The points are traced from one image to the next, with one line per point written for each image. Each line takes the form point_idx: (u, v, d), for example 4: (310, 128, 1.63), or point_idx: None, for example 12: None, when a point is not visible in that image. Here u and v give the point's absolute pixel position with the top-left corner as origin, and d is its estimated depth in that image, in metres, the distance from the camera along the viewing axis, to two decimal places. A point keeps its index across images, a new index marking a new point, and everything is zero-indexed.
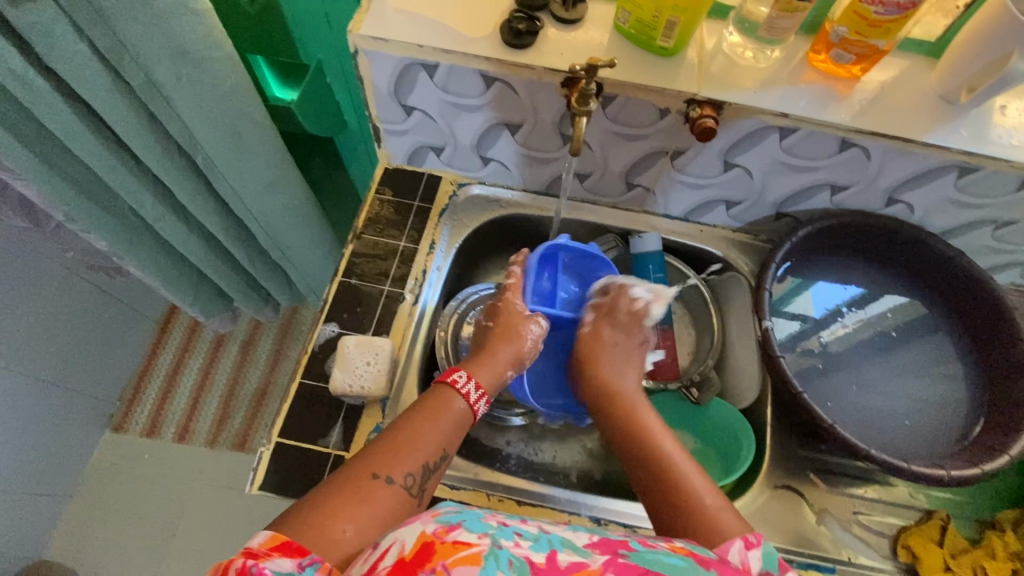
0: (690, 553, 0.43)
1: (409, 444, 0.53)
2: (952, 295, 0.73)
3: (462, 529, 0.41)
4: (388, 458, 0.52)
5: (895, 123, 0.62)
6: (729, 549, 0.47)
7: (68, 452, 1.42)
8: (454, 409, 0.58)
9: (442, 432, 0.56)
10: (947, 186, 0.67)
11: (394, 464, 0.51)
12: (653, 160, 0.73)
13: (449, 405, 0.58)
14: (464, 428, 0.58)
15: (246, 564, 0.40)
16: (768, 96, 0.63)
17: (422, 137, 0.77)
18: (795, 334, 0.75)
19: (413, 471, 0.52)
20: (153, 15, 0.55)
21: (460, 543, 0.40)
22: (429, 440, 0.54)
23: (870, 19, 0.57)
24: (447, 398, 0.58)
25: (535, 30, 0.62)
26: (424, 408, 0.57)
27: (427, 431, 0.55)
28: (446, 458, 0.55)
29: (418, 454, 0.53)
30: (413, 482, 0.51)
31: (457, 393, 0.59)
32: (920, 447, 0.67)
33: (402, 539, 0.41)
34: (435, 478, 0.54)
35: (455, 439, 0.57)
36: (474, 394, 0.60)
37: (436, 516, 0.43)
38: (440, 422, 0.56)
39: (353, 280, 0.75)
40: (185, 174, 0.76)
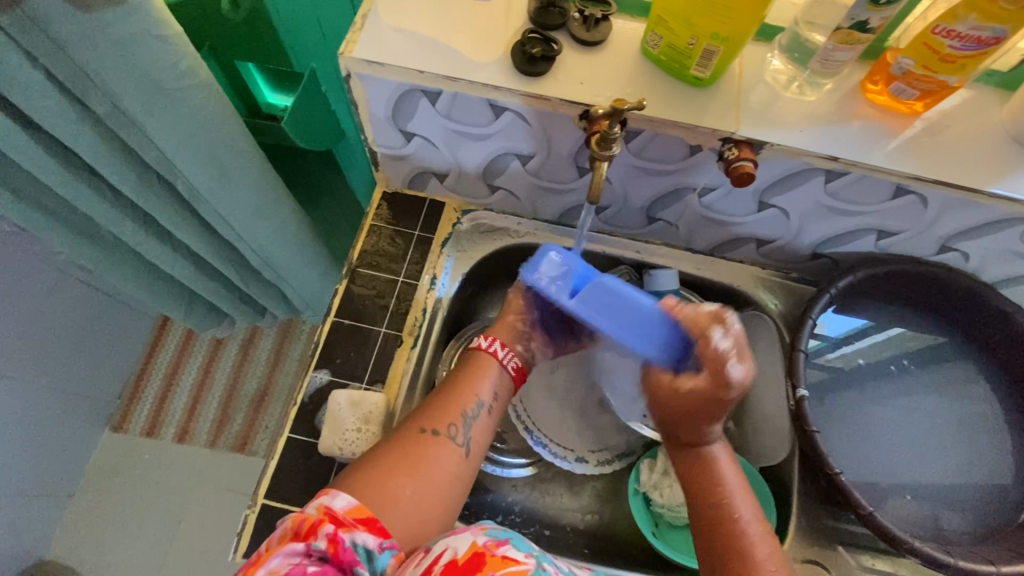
0: None
1: (450, 399, 0.56)
2: (1001, 352, 0.66)
3: (510, 545, 0.44)
4: (435, 413, 0.55)
5: (959, 169, 0.55)
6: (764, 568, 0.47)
7: (67, 454, 1.39)
8: (495, 376, 0.59)
9: (483, 386, 0.58)
10: (1009, 238, 0.60)
11: (437, 419, 0.55)
12: (680, 196, 0.66)
13: (484, 363, 0.60)
14: (504, 381, 0.60)
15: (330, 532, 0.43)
16: (816, 136, 0.55)
17: (423, 163, 0.70)
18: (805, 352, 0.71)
19: (455, 422, 0.55)
20: (117, 43, 0.49)
21: (508, 558, 0.42)
22: (469, 394, 0.57)
23: (943, 53, 0.49)
24: (480, 358, 0.60)
25: (551, 55, 0.55)
26: (461, 368, 0.59)
27: (466, 384, 0.58)
28: (488, 406, 0.57)
29: (456, 406, 0.56)
30: (458, 432, 0.55)
31: (491, 356, 0.60)
32: (964, 524, 0.62)
33: (452, 546, 0.43)
34: (482, 429, 0.57)
35: (494, 391, 0.59)
36: (489, 345, 0.61)
37: (485, 529, 0.45)
38: (482, 379, 0.58)
39: (347, 320, 0.70)
40: (166, 199, 0.70)
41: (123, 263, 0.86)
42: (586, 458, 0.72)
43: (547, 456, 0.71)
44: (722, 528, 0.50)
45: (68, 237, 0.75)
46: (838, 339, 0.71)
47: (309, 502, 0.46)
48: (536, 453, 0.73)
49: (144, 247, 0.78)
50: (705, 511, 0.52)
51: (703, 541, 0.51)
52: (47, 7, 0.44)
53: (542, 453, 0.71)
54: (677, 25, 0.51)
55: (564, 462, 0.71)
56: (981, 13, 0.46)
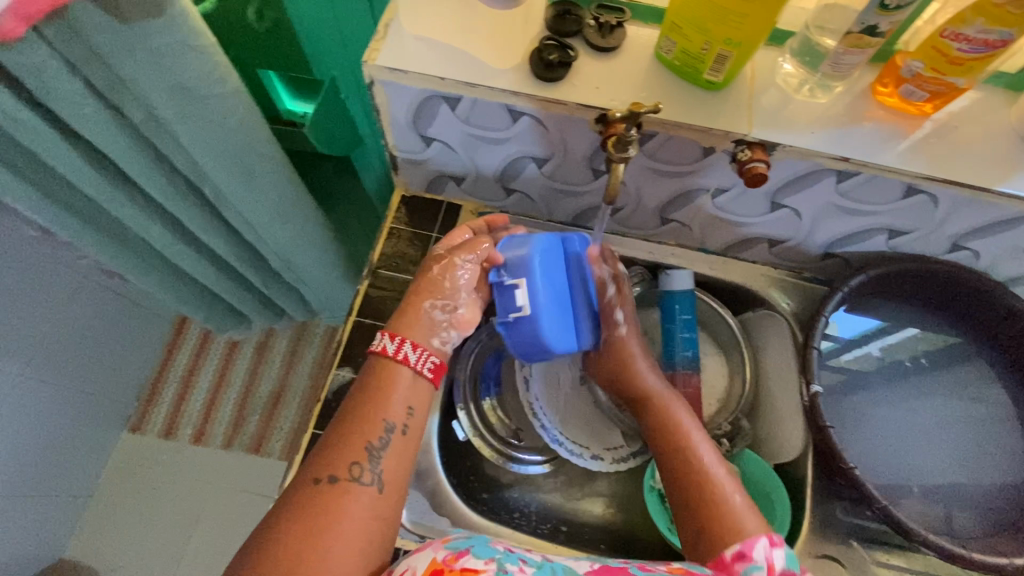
0: (687, 571, 0.50)
1: (355, 431, 0.53)
2: (1011, 349, 0.67)
3: (470, 555, 0.47)
4: (332, 458, 0.51)
5: (969, 169, 0.56)
6: (755, 546, 0.51)
7: (87, 454, 1.42)
8: (409, 385, 0.56)
9: (389, 408, 0.54)
10: (1019, 236, 0.61)
11: (335, 464, 0.50)
12: (693, 197, 0.67)
13: (392, 374, 0.56)
14: (420, 390, 0.57)
15: None
16: (828, 138, 0.57)
17: (441, 166, 0.72)
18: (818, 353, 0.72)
19: (360, 461, 0.51)
20: (153, 53, 0.51)
21: (468, 570, 0.46)
22: (374, 420, 0.54)
23: (952, 56, 0.50)
24: (388, 369, 0.56)
25: (568, 61, 0.56)
26: (367, 386, 0.56)
27: (371, 410, 0.54)
28: (397, 428, 0.54)
29: (361, 437, 0.52)
30: (364, 471, 0.51)
31: (398, 363, 0.57)
32: (978, 519, 0.62)
33: (413, 564, 0.47)
34: (395, 455, 0.53)
35: (407, 405, 0.55)
36: (396, 349, 0.57)
37: (447, 543, 0.49)
38: (389, 396, 0.55)
39: (368, 320, 0.72)
40: (192, 203, 0.72)
41: (149, 265, 0.88)
42: (600, 455, 0.73)
43: (563, 453, 0.72)
44: (710, 503, 0.55)
45: (97, 240, 0.77)
46: (851, 340, 0.72)
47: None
48: (551, 450, 0.74)
49: (169, 249, 0.81)
50: (686, 496, 0.57)
51: (690, 521, 0.56)
52: (88, 19, 0.47)
53: (558, 451, 0.72)
54: (691, 31, 0.53)
55: (579, 459, 0.72)
56: (988, 17, 0.47)
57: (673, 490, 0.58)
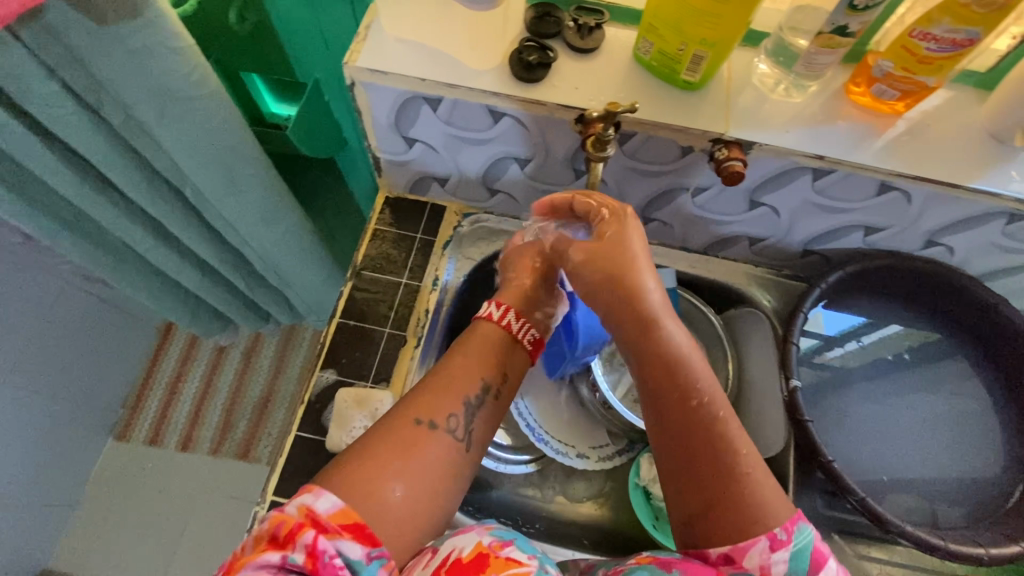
0: (654, 560, 0.45)
1: (454, 382, 0.52)
2: (987, 342, 0.69)
3: (514, 547, 0.45)
4: (431, 402, 0.50)
5: (940, 166, 0.57)
6: (752, 550, 0.44)
7: (71, 463, 1.40)
8: (507, 349, 0.56)
9: (489, 367, 0.54)
10: (992, 231, 0.62)
11: (435, 408, 0.50)
12: (674, 196, 0.68)
13: (490, 338, 0.56)
14: (516, 357, 0.57)
15: (316, 541, 0.39)
16: (803, 136, 0.58)
17: (425, 167, 0.72)
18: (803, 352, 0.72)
19: (456, 414, 0.50)
20: (132, 54, 0.51)
21: (512, 561, 0.43)
22: (472, 375, 0.53)
23: (921, 55, 0.51)
24: (489, 330, 0.57)
25: (547, 62, 0.57)
26: (472, 342, 0.56)
27: (472, 364, 0.54)
28: (491, 391, 0.54)
29: (458, 391, 0.52)
30: (458, 426, 0.50)
31: (491, 322, 0.57)
32: (958, 511, 0.63)
33: (459, 545, 0.45)
34: (485, 420, 0.52)
35: (504, 370, 0.55)
36: (502, 315, 0.57)
37: (490, 530, 0.47)
38: (490, 354, 0.55)
39: (352, 321, 0.72)
40: (174, 205, 0.72)
41: (131, 269, 0.88)
42: (586, 453, 0.73)
43: (548, 452, 0.72)
44: (714, 478, 0.46)
45: (79, 243, 0.77)
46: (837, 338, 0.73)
47: (292, 501, 0.42)
48: (538, 449, 0.74)
49: (152, 252, 0.80)
50: (682, 462, 0.48)
51: (682, 497, 0.48)
52: (63, 20, 0.46)
53: (544, 450, 0.72)
54: (667, 32, 0.54)
55: (565, 458, 0.72)
56: (954, 17, 0.48)
57: (675, 454, 0.49)
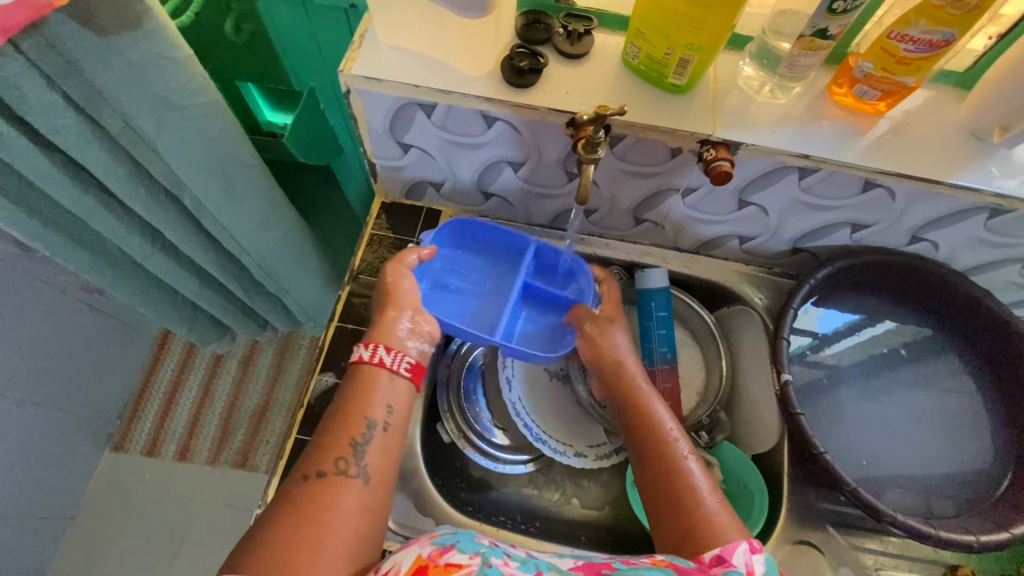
0: (670, 564, 0.46)
1: (338, 429, 0.52)
2: (974, 335, 0.70)
3: (455, 550, 0.46)
4: (318, 455, 0.50)
5: (922, 163, 0.59)
6: (733, 551, 0.48)
7: (68, 475, 1.39)
8: (386, 386, 0.56)
9: (371, 406, 0.54)
10: (975, 226, 0.64)
11: (323, 458, 0.50)
12: (664, 197, 0.69)
13: (371, 380, 0.56)
14: (398, 391, 0.56)
15: None
16: (788, 135, 0.59)
17: (419, 172, 0.73)
18: (797, 351, 0.74)
19: (346, 455, 0.50)
20: (129, 65, 0.52)
21: (451, 565, 0.44)
22: (354, 418, 0.53)
23: (899, 56, 0.53)
24: (364, 373, 0.56)
25: (538, 67, 0.58)
26: (346, 392, 0.55)
27: (352, 408, 0.54)
28: (379, 426, 0.53)
29: (344, 436, 0.52)
30: (350, 465, 0.50)
31: (379, 368, 0.56)
32: (949, 500, 0.64)
33: (399, 560, 0.46)
34: (380, 450, 0.52)
35: (387, 403, 0.55)
36: (372, 354, 0.57)
37: (433, 539, 0.48)
38: (371, 396, 0.55)
39: (350, 325, 0.73)
40: (173, 213, 0.73)
41: (129, 278, 0.88)
42: (584, 452, 0.74)
43: (546, 451, 0.73)
44: (680, 497, 0.53)
45: (78, 252, 0.77)
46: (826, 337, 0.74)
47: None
48: (536, 449, 0.75)
49: (151, 261, 0.81)
50: (658, 489, 0.55)
51: (667, 525, 0.53)
52: (66, 33, 0.48)
53: (541, 449, 0.73)
54: (653, 36, 0.55)
55: (563, 457, 0.73)
56: (930, 18, 0.50)
57: (651, 496, 0.55)
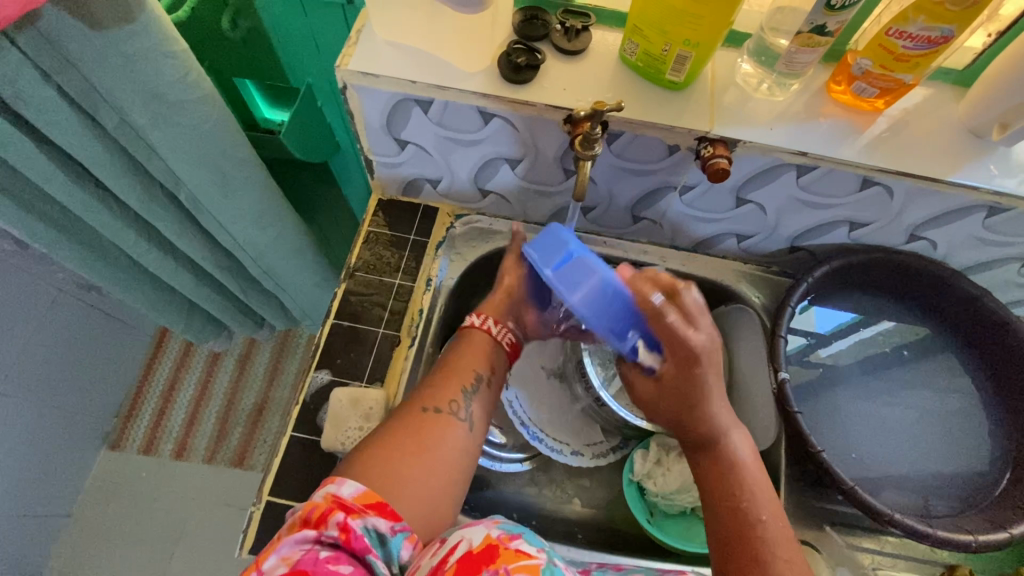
0: None
1: (451, 376, 0.60)
2: (973, 333, 0.70)
3: (522, 539, 0.47)
4: (435, 394, 0.58)
5: (921, 161, 0.59)
6: None
7: (64, 473, 1.39)
8: (490, 350, 0.63)
9: (480, 363, 0.62)
10: (973, 224, 0.64)
11: (437, 397, 0.58)
12: (662, 195, 0.69)
13: (478, 340, 0.63)
14: (496, 356, 0.63)
15: (341, 517, 0.46)
16: (786, 133, 0.59)
17: (417, 169, 0.73)
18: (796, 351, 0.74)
19: (458, 398, 0.58)
20: (124, 60, 0.52)
21: (521, 552, 0.45)
22: (465, 371, 0.60)
23: (897, 53, 0.53)
24: (474, 338, 0.63)
25: (535, 63, 0.58)
26: (458, 346, 0.63)
27: (464, 362, 0.61)
28: (485, 380, 0.61)
29: (457, 381, 0.59)
30: (461, 407, 0.58)
31: (481, 330, 0.64)
32: (947, 499, 0.64)
33: (468, 536, 0.46)
34: (483, 400, 0.60)
35: (492, 365, 0.62)
36: (483, 321, 0.64)
37: (498, 522, 0.48)
38: (478, 356, 0.62)
39: (346, 322, 0.73)
40: (169, 210, 0.72)
41: (125, 275, 0.88)
42: (581, 450, 0.74)
43: (542, 450, 0.73)
44: (752, 556, 0.49)
45: (74, 249, 0.77)
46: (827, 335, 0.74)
47: (320, 491, 0.49)
48: (533, 447, 0.75)
49: (147, 257, 0.81)
50: (727, 541, 0.51)
51: None
52: (60, 25, 0.47)
53: (537, 448, 0.73)
54: (651, 33, 0.55)
55: (559, 455, 0.73)
56: (929, 15, 0.50)
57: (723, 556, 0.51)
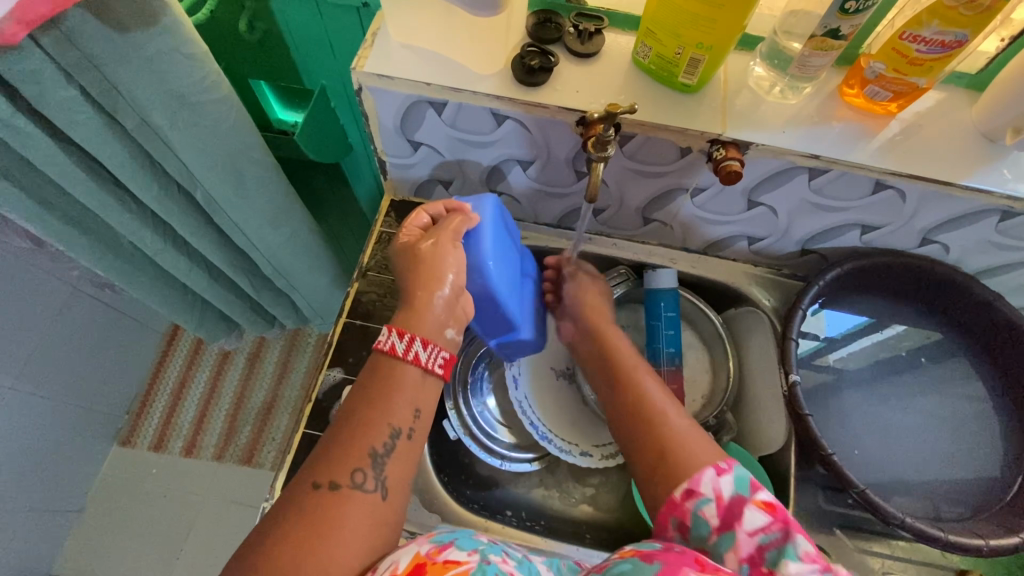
0: (637, 552, 0.47)
1: (357, 434, 0.48)
2: (985, 336, 0.69)
3: (453, 547, 0.47)
4: (333, 463, 0.47)
5: (933, 165, 0.59)
6: (701, 480, 0.52)
7: (76, 468, 1.40)
8: (415, 385, 0.52)
9: (396, 410, 0.50)
10: (986, 229, 0.64)
11: (336, 467, 0.46)
12: (673, 197, 0.69)
13: (396, 378, 0.51)
14: (424, 389, 0.53)
15: None
16: (798, 136, 0.59)
17: (429, 170, 0.73)
18: (808, 353, 0.75)
19: (363, 467, 0.47)
20: (146, 60, 0.53)
21: (451, 561, 0.45)
22: (377, 423, 0.49)
23: (911, 57, 0.53)
24: (393, 369, 0.52)
25: (548, 66, 0.58)
26: (367, 390, 0.51)
27: (374, 413, 0.49)
28: (401, 433, 0.50)
29: (363, 443, 0.48)
30: (366, 477, 0.47)
31: (404, 363, 0.52)
32: (958, 505, 0.64)
33: (395, 560, 0.44)
34: (400, 460, 0.49)
35: (414, 408, 0.51)
36: (407, 348, 0.52)
37: (430, 538, 0.48)
38: (396, 399, 0.51)
39: (359, 321, 0.73)
40: (185, 209, 0.73)
41: (140, 273, 0.89)
42: (590, 451, 0.74)
43: (552, 450, 0.73)
44: (646, 424, 0.59)
45: (91, 246, 0.78)
46: (839, 339, 0.75)
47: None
48: (541, 447, 0.75)
49: (162, 255, 0.82)
50: (630, 420, 0.61)
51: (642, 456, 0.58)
52: (85, 28, 0.48)
53: (546, 447, 0.73)
54: (664, 36, 0.55)
55: (568, 456, 0.73)
56: (943, 19, 0.50)
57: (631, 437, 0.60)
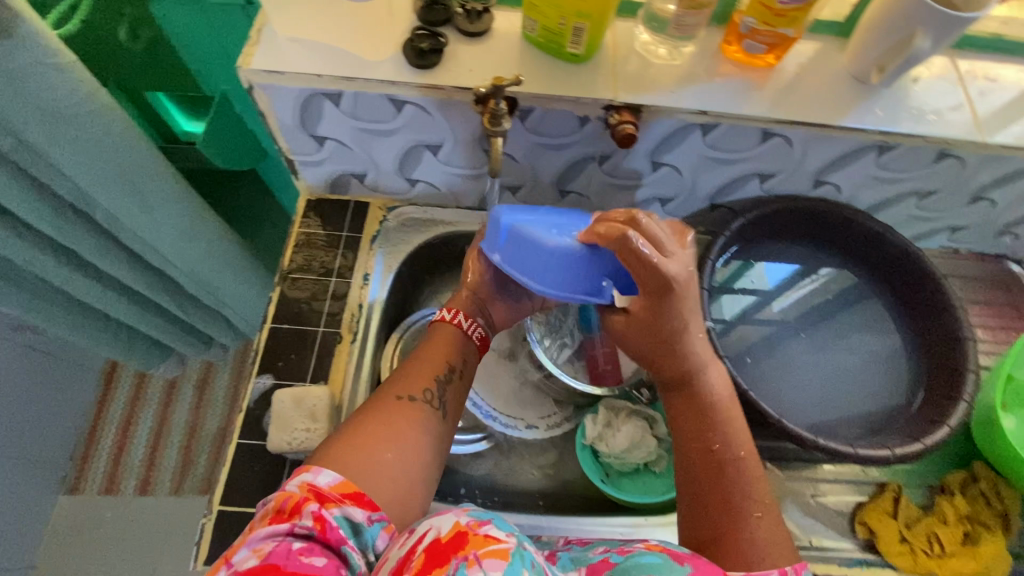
0: (666, 549, 0.44)
1: (421, 367, 0.58)
2: (883, 266, 0.76)
3: (493, 524, 0.41)
4: (407, 382, 0.56)
5: (812, 109, 0.62)
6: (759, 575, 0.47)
7: (21, 524, 1.32)
8: (459, 341, 0.62)
9: (450, 352, 0.60)
10: (869, 165, 0.68)
11: (412, 385, 0.56)
12: (582, 166, 0.71)
13: (448, 333, 0.62)
14: (466, 347, 0.62)
15: (315, 506, 0.44)
16: (687, 95, 0.62)
17: (340, 165, 0.73)
18: (750, 307, 0.76)
19: (430, 387, 0.56)
20: (9, 76, 0.50)
21: (491, 537, 0.40)
22: (439, 357, 0.60)
23: (776, 9, 0.56)
24: (443, 330, 0.62)
25: (437, 46, 0.59)
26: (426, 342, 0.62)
27: (433, 352, 0.60)
28: (456, 372, 0.59)
29: (428, 370, 0.58)
30: (434, 397, 0.56)
31: (448, 323, 0.63)
32: (872, 423, 0.69)
33: (436, 525, 0.41)
34: (455, 391, 0.58)
35: (462, 356, 0.61)
36: (451, 316, 0.63)
37: (469, 510, 0.43)
38: (449, 346, 0.61)
39: (286, 324, 0.72)
40: (86, 231, 0.70)
41: (53, 306, 0.84)
42: (536, 424, 0.76)
43: (499, 428, 0.75)
44: (718, 480, 0.52)
45: None
46: (778, 289, 0.77)
47: (297, 477, 0.47)
48: (487, 426, 0.76)
49: (72, 284, 0.78)
50: (699, 471, 0.53)
51: (690, 489, 0.53)
52: None
53: (492, 426, 0.74)
54: (545, 8, 0.56)
55: (514, 430, 0.74)
56: None
57: (683, 459, 0.55)
